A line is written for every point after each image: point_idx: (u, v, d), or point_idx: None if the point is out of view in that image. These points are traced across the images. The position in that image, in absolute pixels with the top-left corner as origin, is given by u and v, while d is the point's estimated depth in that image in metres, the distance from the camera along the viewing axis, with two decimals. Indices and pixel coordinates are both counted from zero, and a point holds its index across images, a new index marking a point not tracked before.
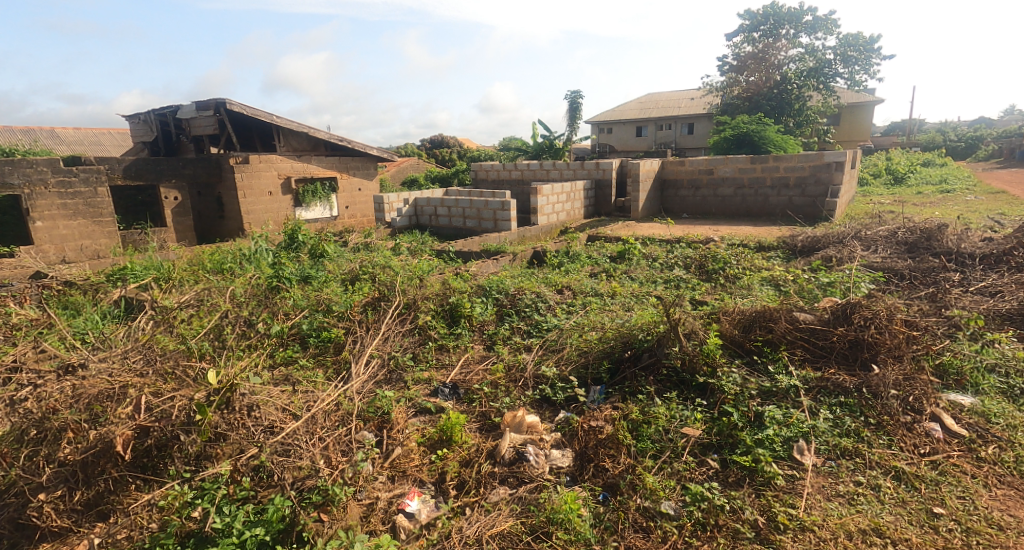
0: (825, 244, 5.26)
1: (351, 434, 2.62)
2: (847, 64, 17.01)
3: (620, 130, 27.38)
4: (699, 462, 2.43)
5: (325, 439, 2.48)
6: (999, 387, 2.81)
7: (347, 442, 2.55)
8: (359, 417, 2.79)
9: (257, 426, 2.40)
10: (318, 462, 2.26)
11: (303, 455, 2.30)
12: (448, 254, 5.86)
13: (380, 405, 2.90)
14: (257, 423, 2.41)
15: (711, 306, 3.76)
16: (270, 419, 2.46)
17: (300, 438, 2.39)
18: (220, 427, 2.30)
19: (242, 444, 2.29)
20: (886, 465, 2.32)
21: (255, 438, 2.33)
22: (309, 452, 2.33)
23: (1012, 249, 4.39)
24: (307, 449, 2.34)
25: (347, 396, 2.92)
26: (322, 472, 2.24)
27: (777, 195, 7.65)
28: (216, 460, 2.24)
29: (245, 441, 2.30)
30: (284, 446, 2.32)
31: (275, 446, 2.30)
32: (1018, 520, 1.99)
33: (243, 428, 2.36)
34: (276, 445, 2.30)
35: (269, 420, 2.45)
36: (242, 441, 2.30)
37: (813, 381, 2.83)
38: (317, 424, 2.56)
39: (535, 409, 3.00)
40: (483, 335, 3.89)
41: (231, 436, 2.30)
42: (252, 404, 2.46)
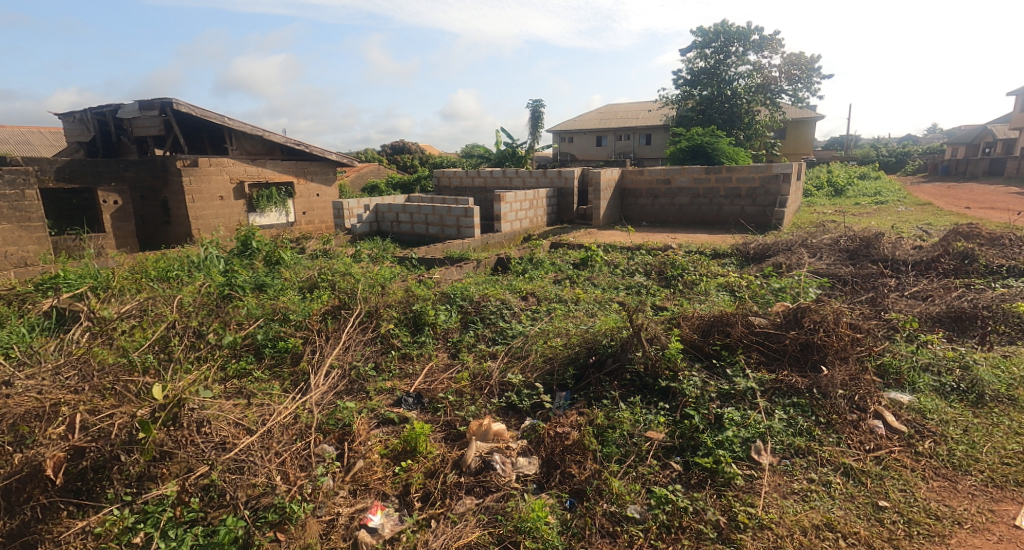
0: (775, 251, 5.51)
1: (310, 448, 2.53)
2: (791, 82, 18.02)
3: (580, 139, 27.91)
4: (663, 465, 2.49)
5: (282, 453, 2.40)
6: (933, 385, 3.01)
7: (305, 457, 2.46)
8: (318, 430, 2.71)
9: (207, 443, 2.29)
10: (274, 479, 2.19)
11: (258, 471, 2.21)
12: (411, 261, 5.76)
13: (341, 417, 2.82)
14: (207, 440, 2.29)
15: (671, 311, 3.88)
16: (221, 435, 2.34)
17: (255, 454, 2.30)
18: (166, 444, 2.17)
19: (190, 462, 2.17)
20: (836, 462, 2.44)
21: (205, 455, 2.21)
22: (265, 468, 2.24)
23: (939, 257, 4.75)
24: (263, 465, 2.25)
25: (306, 409, 2.83)
26: (279, 488, 2.16)
27: (730, 204, 7.96)
28: (161, 482, 2.11)
29: (194, 459, 2.18)
30: (237, 463, 2.23)
31: (227, 464, 2.21)
32: (952, 510, 2.14)
33: (193, 444, 2.24)
34: (229, 463, 2.21)
35: (221, 436, 2.34)
36: (191, 459, 2.18)
37: (768, 383, 2.96)
38: (273, 439, 2.46)
39: (501, 416, 2.99)
40: (447, 342, 3.85)
41: (178, 454, 2.17)
42: (202, 419, 2.36)
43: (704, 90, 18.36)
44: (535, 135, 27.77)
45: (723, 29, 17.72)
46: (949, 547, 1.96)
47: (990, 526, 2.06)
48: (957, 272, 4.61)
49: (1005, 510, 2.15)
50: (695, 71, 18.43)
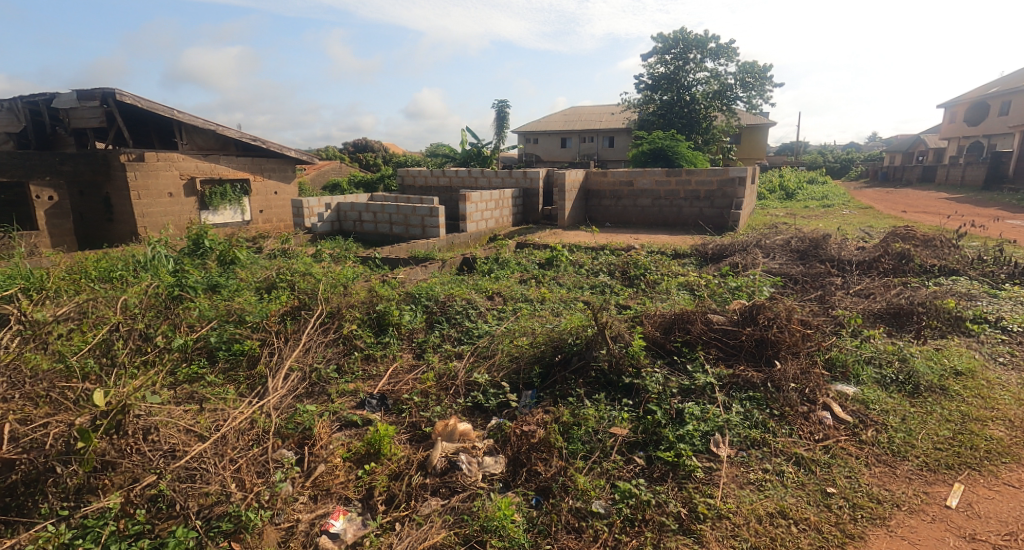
0: (732, 251, 5.72)
1: (267, 453, 2.46)
2: (746, 89, 18.73)
3: (545, 140, 28.13)
4: (627, 460, 2.55)
5: (237, 460, 2.32)
6: (875, 376, 3.21)
7: (263, 463, 2.40)
8: (276, 435, 2.64)
9: (155, 451, 2.18)
10: (228, 486, 2.12)
11: (211, 479, 2.13)
12: (374, 261, 5.66)
13: (301, 421, 2.75)
14: (155, 448, 2.19)
15: (634, 309, 3.97)
16: (170, 443, 2.24)
17: (207, 461, 2.21)
18: (108, 454, 2.06)
19: (136, 472, 2.07)
20: (788, 452, 2.56)
21: (152, 464, 2.11)
22: (218, 476, 2.16)
23: (880, 257, 5.05)
24: (216, 472, 2.17)
25: (263, 413, 2.75)
26: (234, 496, 2.10)
27: (689, 206, 8.22)
28: (102, 494, 2.01)
29: (140, 468, 2.09)
30: (188, 471, 2.14)
31: (177, 472, 2.12)
32: (892, 493, 2.29)
33: (138, 453, 2.14)
34: (179, 471, 2.12)
35: (169, 444, 2.23)
36: (136, 469, 2.08)
37: (726, 377, 3.07)
38: (227, 445, 2.38)
39: (467, 416, 2.98)
40: (412, 343, 3.81)
41: (123, 464, 2.06)
42: (148, 427, 2.24)
43: (665, 95, 18.85)
44: (500, 135, 27.81)
45: (682, 36, 18.23)
46: (890, 529, 2.11)
47: (925, 507, 2.22)
48: (895, 272, 4.92)
49: (938, 491, 2.32)
50: (656, 76, 18.91)
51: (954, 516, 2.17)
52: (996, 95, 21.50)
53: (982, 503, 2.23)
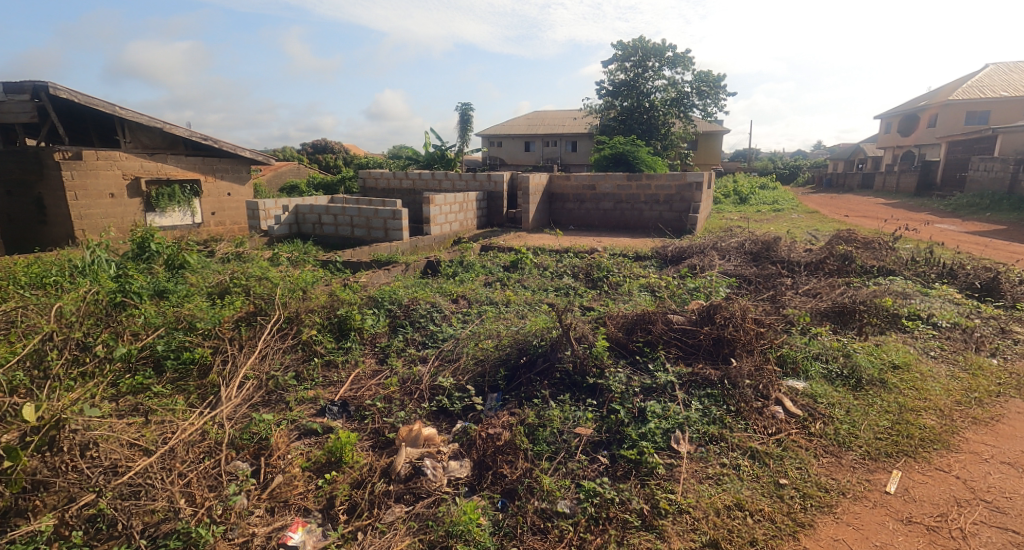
0: (690, 253, 5.92)
1: (220, 466, 2.37)
2: (701, 97, 19.39)
3: (508, 144, 28.26)
4: (591, 459, 2.59)
5: (187, 474, 2.24)
6: (823, 372, 3.38)
7: (215, 476, 2.31)
8: (230, 446, 2.54)
9: (94, 468, 2.08)
10: (177, 502, 2.03)
11: (157, 495, 2.05)
12: (334, 264, 5.54)
13: (257, 431, 2.66)
14: (94, 465, 2.09)
15: (597, 311, 4.05)
16: (112, 459, 2.14)
17: (154, 476, 2.13)
18: (39, 473, 1.93)
19: (71, 491, 1.96)
20: (744, 446, 2.67)
21: (90, 482, 2.01)
22: (166, 491, 2.07)
23: (826, 258, 5.34)
24: (163, 487, 2.08)
25: (215, 424, 2.64)
26: (183, 512, 2.02)
27: (649, 210, 8.43)
28: (33, 516, 1.88)
29: (77, 487, 1.97)
30: (131, 488, 2.06)
31: (119, 489, 2.03)
32: (838, 482, 2.43)
33: (75, 471, 2.03)
34: (121, 487, 2.04)
35: (111, 460, 2.13)
36: (72, 488, 1.97)
37: (685, 376, 3.18)
38: (175, 459, 2.29)
39: (431, 421, 2.96)
40: (375, 348, 3.74)
41: (57, 484, 1.94)
42: (88, 442, 2.13)
43: (625, 101, 19.29)
44: (463, 138, 27.76)
45: (641, 44, 18.67)
46: (836, 516, 2.23)
47: (867, 494, 2.36)
48: (840, 272, 5.22)
49: (878, 478, 2.47)
50: (616, 83, 19.34)
51: (893, 500, 2.32)
52: (926, 107, 23.10)
53: (917, 488, 2.40)
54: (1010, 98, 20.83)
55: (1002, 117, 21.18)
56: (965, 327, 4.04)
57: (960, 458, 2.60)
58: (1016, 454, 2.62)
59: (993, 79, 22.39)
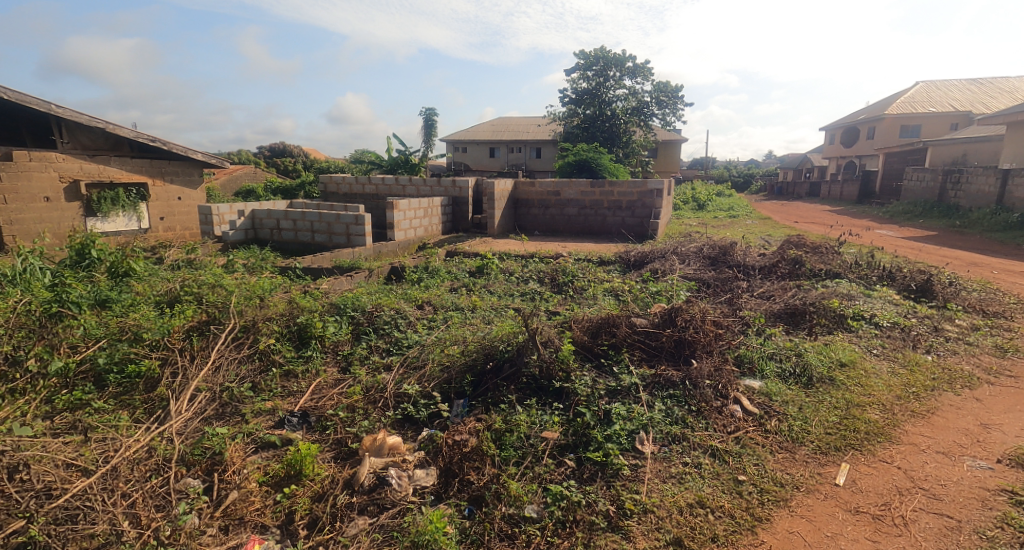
0: (652, 258, 6.07)
1: (169, 484, 2.25)
2: (661, 107, 19.96)
3: (473, 150, 28.26)
4: (558, 463, 2.60)
5: (132, 494, 2.12)
6: (777, 371, 3.53)
7: (163, 495, 2.19)
8: (180, 463, 2.41)
9: (24, 493, 1.97)
10: (120, 525, 1.93)
11: (97, 518, 1.95)
12: (294, 271, 5.38)
13: (209, 446, 2.53)
14: (24, 489, 1.98)
15: (563, 315, 4.09)
16: (45, 482, 2.03)
17: (94, 499, 2.02)
18: None
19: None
20: (705, 445, 2.75)
21: (20, 507, 1.90)
22: (106, 513, 1.98)
23: (779, 262, 5.60)
24: (103, 510, 1.99)
25: (162, 441, 2.52)
26: (126, 536, 1.90)
27: (612, 216, 8.60)
28: None
29: (5, 513, 1.87)
30: (67, 512, 1.95)
31: (53, 514, 1.92)
32: (792, 476, 2.54)
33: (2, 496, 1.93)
34: (56, 512, 1.93)
35: (44, 482, 2.03)
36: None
37: (649, 377, 3.25)
38: (118, 479, 2.17)
39: (396, 429, 2.91)
40: (337, 356, 3.65)
41: None
42: (16, 465, 2.05)
43: (588, 109, 19.66)
44: (427, 144, 27.60)
45: (602, 54, 19.09)
46: (791, 509, 2.33)
47: (819, 487, 2.48)
48: (791, 275, 5.48)
49: (829, 471, 2.60)
50: (579, 91, 19.70)
51: (843, 492, 2.45)
52: (865, 120, 24.59)
53: (863, 479, 2.54)
54: (938, 113, 22.44)
55: (932, 131, 22.79)
56: (903, 326, 4.32)
57: (901, 450, 2.77)
58: (949, 443, 2.81)
59: (923, 95, 24.06)
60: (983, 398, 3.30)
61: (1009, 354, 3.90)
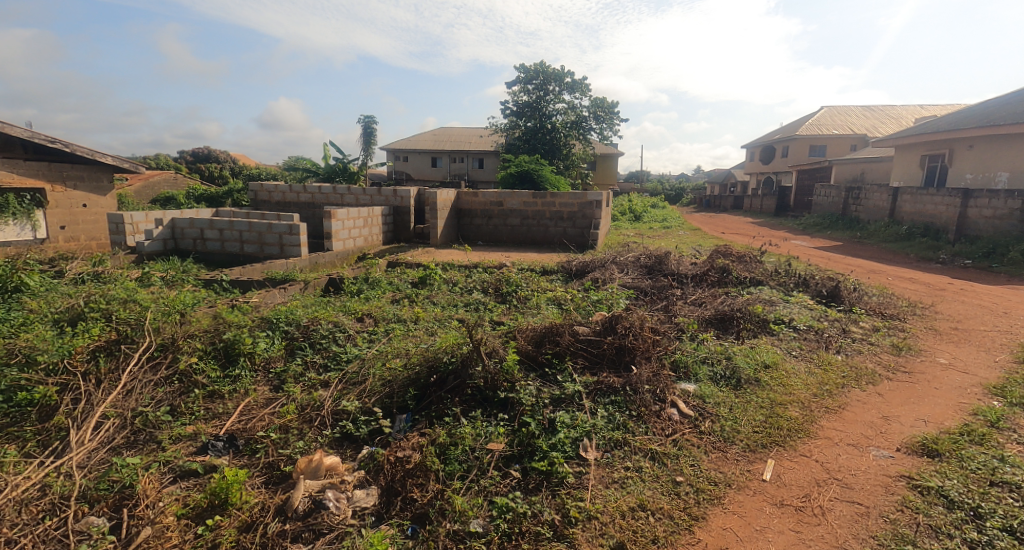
0: (593, 267, 6.23)
1: (67, 526, 2.08)
2: (598, 122, 20.66)
3: (414, 159, 27.91)
4: (503, 474, 2.58)
5: (19, 540, 1.98)
6: (710, 374, 3.72)
7: (59, 539, 2.02)
8: (81, 502, 2.18)
9: None
10: None
11: None
12: (220, 284, 5.04)
13: (118, 479, 2.31)
14: None
15: (507, 325, 4.10)
16: None
17: None
18: None
19: None
20: (646, 448, 2.84)
21: None
22: None
23: (709, 271, 5.93)
24: None
25: (61, 477, 2.30)
26: None
27: (554, 226, 8.76)
28: None
29: None
30: None
31: None
32: (725, 475, 2.67)
33: None
34: None
35: None
36: None
37: (591, 385, 3.32)
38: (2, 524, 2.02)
39: (334, 449, 2.78)
40: (269, 374, 3.42)
41: None
42: None
43: (528, 122, 20.03)
44: (366, 152, 26.96)
45: (541, 69, 19.54)
46: (724, 506, 2.44)
47: (748, 483, 2.62)
48: (720, 283, 5.82)
49: (757, 468, 2.76)
50: (520, 104, 20.04)
51: (769, 487, 2.60)
52: (779, 140, 26.74)
53: (786, 473, 2.71)
54: (840, 136, 24.82)
55: (836, 151, 25.15)
56: (817, 329, 4.70)
57: (818, 444, 2.99)
58: (858, 436, 3.07)
59: (828, 119, 26.53)
60: (884, 392, 3.64)
61: (904, 352, 4.34)
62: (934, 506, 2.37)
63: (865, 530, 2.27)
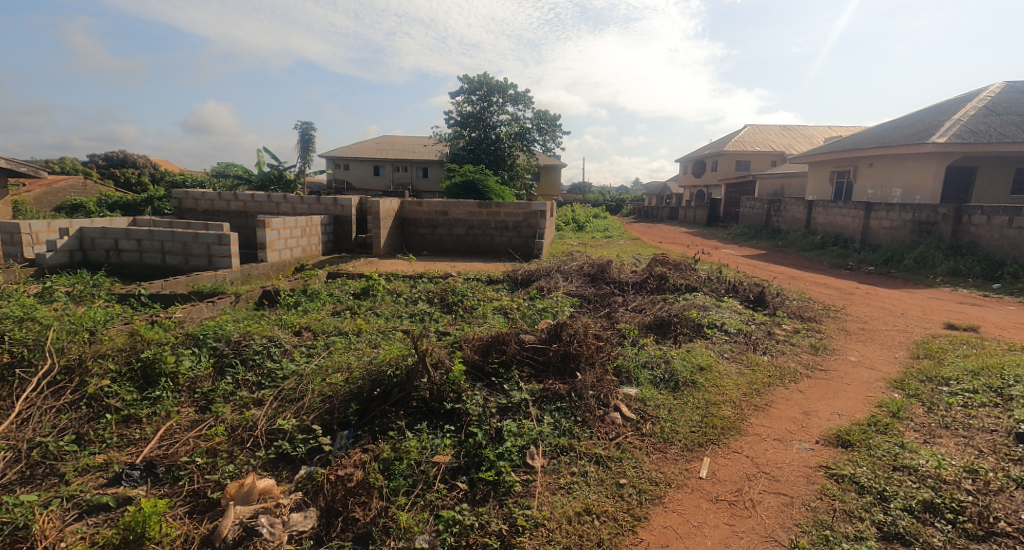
0: (538, 276, 6.32)
1: None
2: (541, 134, 21.05)
3: (355, 167, 27.22)
4: (450, 487, 2.55)
5: None
6: (651, 378, 3.86)
7: None
8: None
9: None
10: None
11: None
12: (138, 299, 4.66)
13: (10, 519, 2.09)
14: None
15: (454, 335, 4.07)
16: None
17: None
18: None
19: None
20: (591, 453, 2.90)
21: None
22: None
23: (648, 279, 6.18)
24: None
25: None
26: None
27: (499, 236, 8.81)
28: None
29: None
30: None
31: None
32: (665, 475, 2.78)
33: None
34: None
35: None
36: None
37: (538, 392, 3.36)
38: None
39: (269, 471, 2.64)
40: (194, 394, 3.19)
41: None
42: None
43: (473, 132, 20.11)
44: (303, 159, 25.98)
45: (485, 80, 19.69)
46: (665, 505, 2.54)
47: (686, 481, 2.74)
48: (658, 290, 6.08)
49: (694, 466, 2.89)
50: (464, 114, 20.09)
51: (706, 483, 2.73)
52: (709, 155, 28.41)
53: (721, 470, 2.86)
54: (762, 152, 26.73)
55: (759, 167, 27.04)
56: (745, 332, 5.01)
57: (748, 440, 3.18)
58: (783, 431, 3.29)
59: (751, 136, 28.48)
60: (805, 389, 3.94)
61: (820, 352, 4.71)
62: (847, 492, 2.58)
63: (789, 519, 2.43)
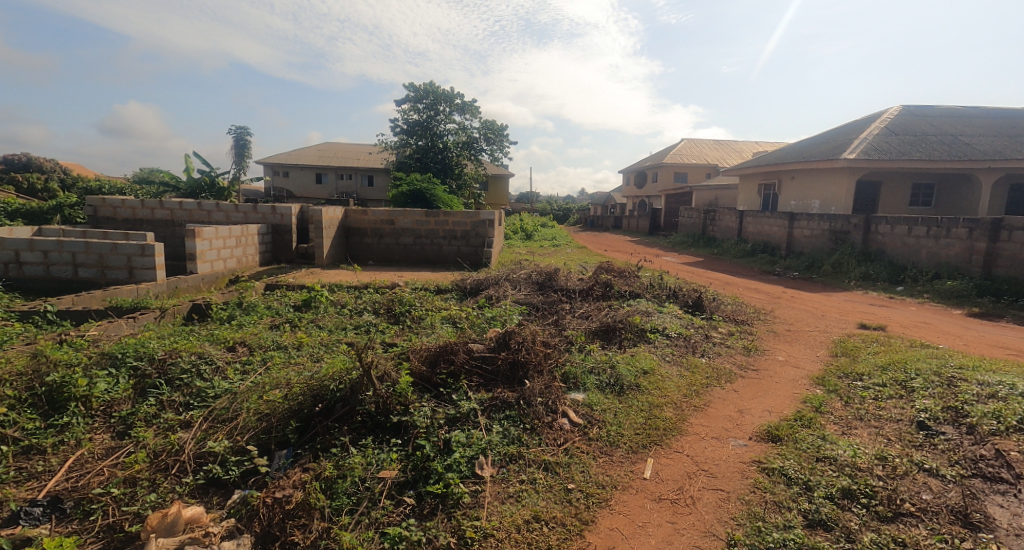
0: (487, 284, 6.33)
1: None
2: (488, 143, 21.17)
3: (296, 175, 26.27)
4: (396, 503, 2.49)
5: None
6: (597, 383, 3.95)
7: None
8: None
9: None
10: None
11: None
12: (44, 316, 4.26)
13: None
14: None
15: (400, 346, 4.00)
16: None
17: None
18: None
19: None
20: (539, 460, 2.92)
21: None
22: None
23: (593, 286, 6.33)
24: None
25: None
26: None
27: (447, 245, 8.76)
28: None
29: None
30: None
31: None
32: (612, 477, 2.85)
33: None
34: None
35: None
36: None
37: (486, 402, 3.35)
38: None
39: (198, 498, 2.48)
40: (111, 419, 2.94)
41: None
42: None
43: (419, 140, 19.94)
44: (239, 166, 24.77)
45: (431, 89, 19.60)
46: (611, 507, 2.60)
47: (631, 482, 2.82)
48: (602, 297, 6.24)
49: (639, 467, 2.98)
50: (410, 123, 19.90)
51: (650, 483, 2.82)
52: (650, 166, 29.59)
53: (664, 470, 2.97)
54: (699, 164, 28.16)
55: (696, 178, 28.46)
56: (685, 336, 5.23)
57: (688, 440, 3.32)
58: (720, 429, 3.46)
59: (689, 149, 29.96)
60: (739, 389, 4.17)
61: (752, 353, 5.00)
62: (777, 484, 2.74)
63: (726, 514, 2.55)
